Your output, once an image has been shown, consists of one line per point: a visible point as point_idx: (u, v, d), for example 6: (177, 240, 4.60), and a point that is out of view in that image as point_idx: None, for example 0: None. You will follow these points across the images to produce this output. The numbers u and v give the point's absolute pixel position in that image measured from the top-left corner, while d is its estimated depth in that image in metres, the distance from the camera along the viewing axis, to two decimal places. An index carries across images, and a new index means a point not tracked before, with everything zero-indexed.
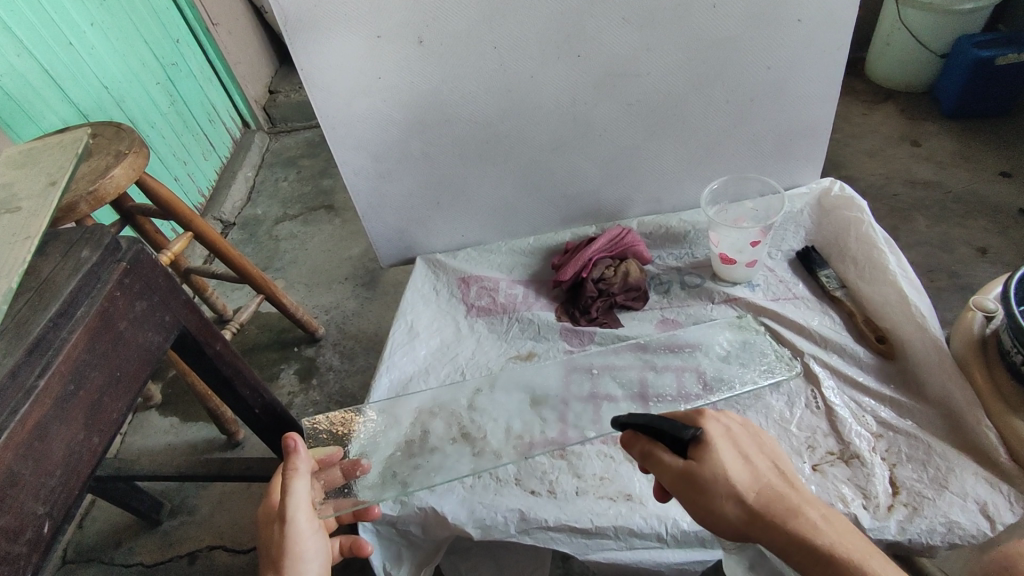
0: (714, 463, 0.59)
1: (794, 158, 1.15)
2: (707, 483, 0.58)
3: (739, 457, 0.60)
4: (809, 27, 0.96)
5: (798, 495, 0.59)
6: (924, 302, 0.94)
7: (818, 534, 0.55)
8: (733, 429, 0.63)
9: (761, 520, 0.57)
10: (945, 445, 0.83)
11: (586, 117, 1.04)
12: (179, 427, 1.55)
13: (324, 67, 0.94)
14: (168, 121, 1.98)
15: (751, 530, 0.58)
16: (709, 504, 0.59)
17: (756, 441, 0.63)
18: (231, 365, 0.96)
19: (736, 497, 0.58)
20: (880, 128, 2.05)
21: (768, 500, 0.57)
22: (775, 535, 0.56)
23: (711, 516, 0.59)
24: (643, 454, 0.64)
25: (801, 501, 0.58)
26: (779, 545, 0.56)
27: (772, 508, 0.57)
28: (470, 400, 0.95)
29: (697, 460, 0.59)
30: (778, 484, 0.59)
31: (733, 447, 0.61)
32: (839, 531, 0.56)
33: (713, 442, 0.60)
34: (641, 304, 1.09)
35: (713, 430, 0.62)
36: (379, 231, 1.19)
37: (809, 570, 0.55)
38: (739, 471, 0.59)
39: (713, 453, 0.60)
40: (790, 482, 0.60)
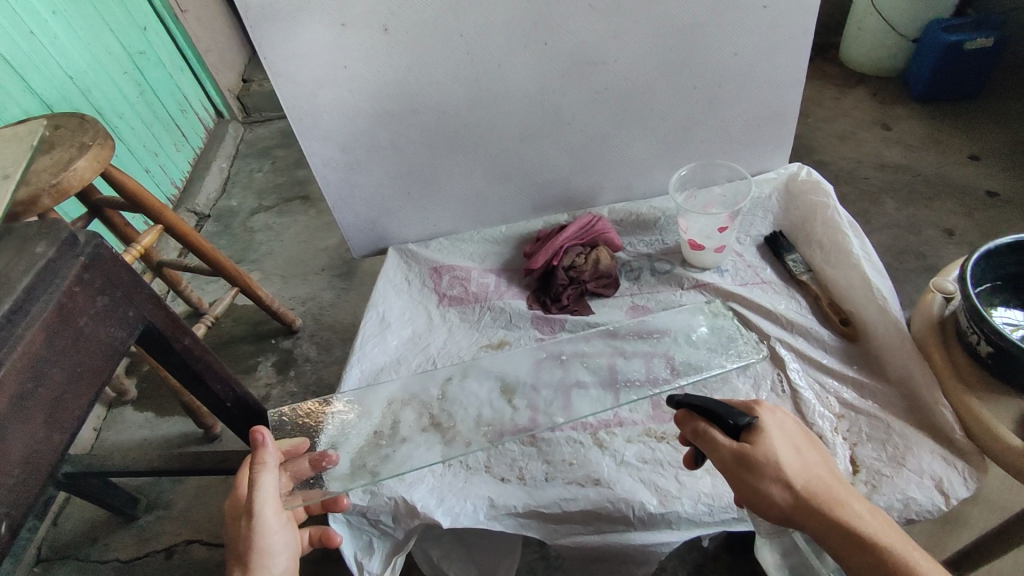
0: (770, 450, 0.62)
1: (762, 143, 1.16)
2: (763, 467, 0.61)
3: (791, 447, 0.64)
4: (775, 13, 0.96)
5: (842, 486, 0.62)
6: (886, 284, 0.96)
7: (861, 524, 0.59)
8: (785, 419, 0.66)
9: (809, 506, 0.60)
10: (903, 425, 0.85)
11: (555, 105, 1.04)
12: (155, 422, 1.54)
13: (290, 56, 0.92)
14: (137, 112, 1.94)
15: (796, 515, 0.61)
16: (760, 487, 0.62)
17: (804, 432, 0.67)
18: (200, 360, 0.95)
19: (787, 483, 0.61)
20: (852, 112, 2.07)
21: (817, 489, 0.61)
22: (821, 522, 0.60)
23: (760, 498, 0.62)
24: (696, 433, 0.67)
25: (845, 492, 0.62)
26: (822, 530, 0.60)
27: (820, 496, 0.61)
28: (441, 389, 0.96)
29: (754, 445, 0.63)
30: (825, 475, 0.63)
31: (786, 437, 0.64)
32: (879, 524, 0.60)
33: (770, 430, 0.64)
34: (611, 291, 1.09)
35: (770, 420, 0.65)
36: (350, 222, 1.18)
37: (848, 556, 0.59)
38: (793, 460, 0.62)
39: (770, 440, 0.63)
40: (834, 475, 0.64)
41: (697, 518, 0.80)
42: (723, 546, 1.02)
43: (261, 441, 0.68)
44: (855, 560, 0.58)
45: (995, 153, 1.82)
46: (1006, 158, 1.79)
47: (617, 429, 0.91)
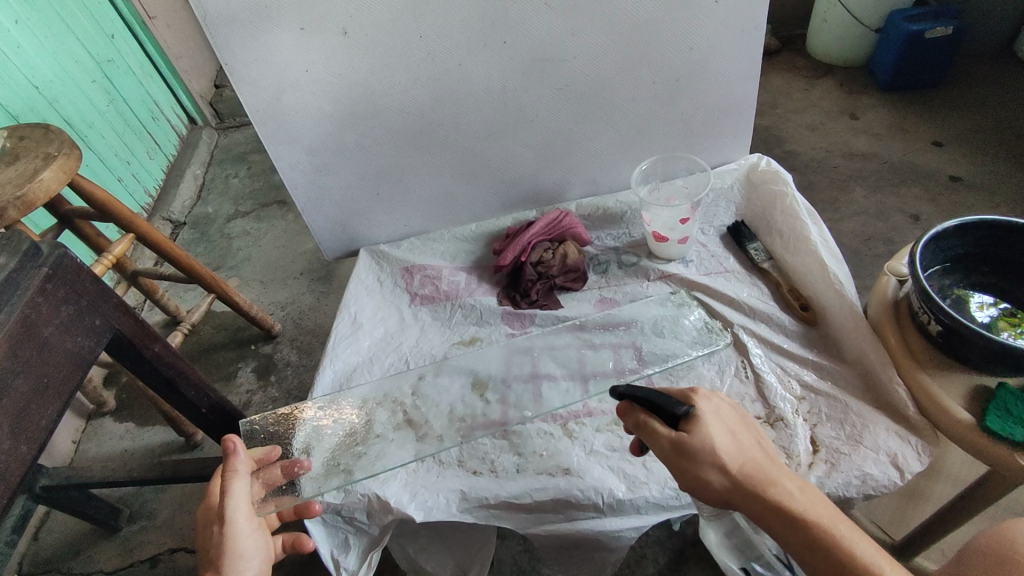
0: (706, 437, 0.63)
1: (723, 135, 1.18)
2: (699, 454, 0.63)
3: (726, 432, 0.65)
4: (726, 7, 0.99)
5: (776, 466, 0.64)
6: (842, 269, 0.99)
7: (793, 502, 0.61)
8: (721, 405, 0.68)
9: (744, 488, 0.62)
10: (860, 404, 0.89)
11: (517, 103, 1.05)
12: (135, 431, 1.53)
13: (251, 61, 0.92)
14: (107, 120, 1.93)
15: (732, 497, 0.63)
16: (698, 474, 0.63)
17: (740, 416, 0.68)
18: (172, 366, 0.96)
19: (723, 468, 0.63)
20: (820, 102, 2.11)
21: (752, 471, 0.63)
22: (756, 503, 0.62)
23: (698, 483, 0.63)
24: (638, 424, 0.68)
25: (778, 471, 0.63)
26: (757, 510, 0.62)
27: (753, 477, 0.63)
28: (414, 386, 0.98)
29: (691, 434, 0.64)
30: (759, 456, 0.64)
31: (722, 422, 0.66)
32: (812, 500, 0.62)
33: (705, 417, 0.65)
34: (579, 284, 1.11)
35: (706, 406, 0.66)
36: (321, 225, 1.19)
37: (783, 535, 0.61)
38: (728, 445, 0.64)
39: (706, 427, 0.64)
40: (768, 455, 0.66)
41: (665, 503, 0.83)
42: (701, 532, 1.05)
43: (232, 449, 0.70)
44: (790, 538, 0.61)
45: (957, 138, 1.87)
46: (968, 144, 1.84)
47: (586, 418, 0.93)
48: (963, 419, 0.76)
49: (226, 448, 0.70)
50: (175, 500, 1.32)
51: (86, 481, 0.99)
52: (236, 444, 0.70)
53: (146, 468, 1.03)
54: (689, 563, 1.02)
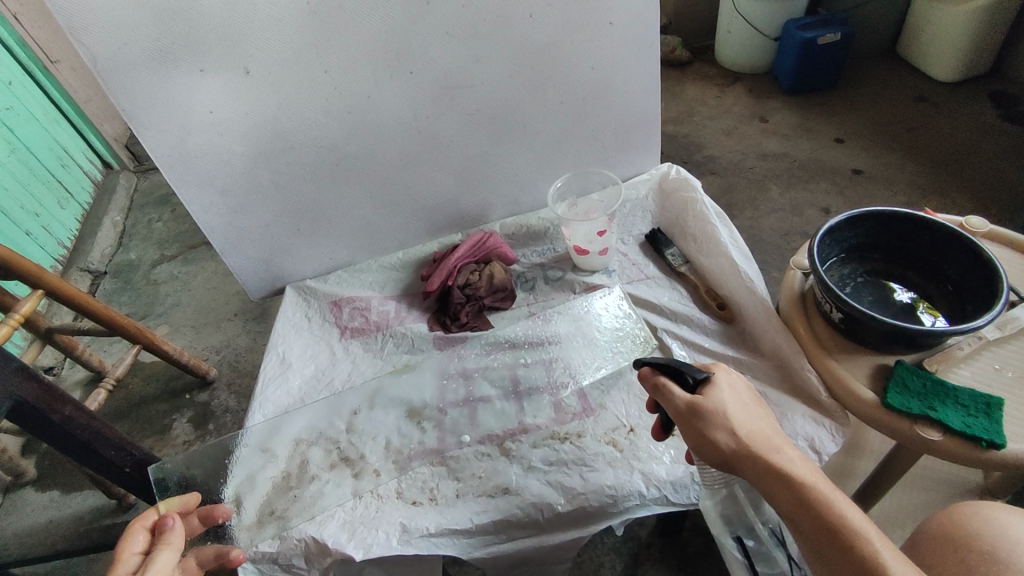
0: (718, 400, 0.68)
1: (634, 148, 1.23)
2: (710, 412, 0.67)
3: (740, 402, 0.69)
4: (621, 28, 1.04)
5: (781, 438, 0.66)
6: (751, 266, 1.04)
7: (792, 465, 0.63)
8: (738, 383, 0.72)
9: (748, 451, 0.65)
10: (778, 394, 0.93)
11: (431, 130, 1.07)
12: (60, 499, 1.44)
13: (151, 106, 0.90)
14: (10, 171, 1.83)
15: (735, 458, 0.65)
16: (705, 432, 0.67)
17: (756, 396, 0.72)
18: (87, 429, 0.91)
19: (730, 431, 0.66)
20: (732, 108, 2.23)
21: (755, 437, 0.66)
22: (755, 461, 0.64)
23: (704, 442, 0.67)
24: (657, 387, 0.73)
25: (781, 442, 0.66)
26: (756, 473, 0.64)
27: (758, 441, 0.65)
28: (348, 422, 0.97)
29: (705, 396, 0.69)
30: (767, 428, 0.67)
31: (738, 396, 0.70)
32: (810, 468, 0.63)
33: (720, 384, 0.70)
34: (508, 303, 1.12)
35: (723, 378, 0.71)
36: (242, 265, 1.15)
37: (773, 491, 0.62)
38: (739, 411, 0.68)
39: (719, 393, 0.69)
40: (774, 429, 0.68)
41: (604, 510, 0.83)
42: (654, 533, 1.07)
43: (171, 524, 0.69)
44: (781, 494, 0.62)
45: (857, 134, 2.00)
46: (866, 139, 1.98)
47: (522, 436, 0.93)
48: (868, 399, 0.80)
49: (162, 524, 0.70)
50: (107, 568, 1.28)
51: None
52: (177, 519, 0.70)
53: None
54: (646, 565, 1.04)
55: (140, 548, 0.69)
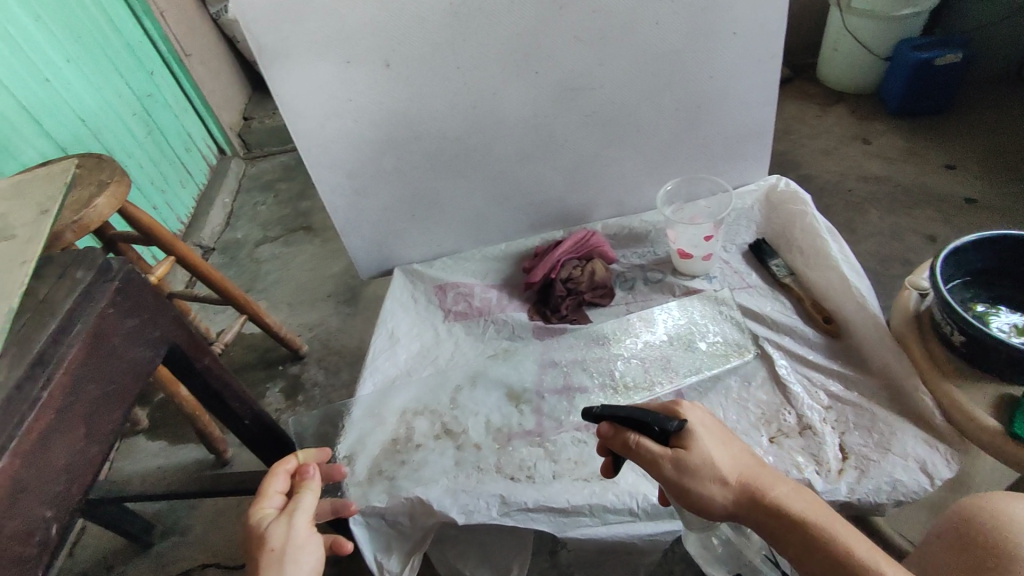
0: (698, 450, 0.68)
1: (743, 158, 1.24)
2: (695, 468, 0.68)
3: (716, 442, 0.70)
4: (745, 38, 1.05)
5: (772, 476, 0.68)
6: (863, 283, 1.03)
7: (790, 505, 0.65)
8: (706, 417, 0.73)
9: (744, 498, 0.67)
10: (887, 413, 0.90)
11: (547, 129, 1.11)
12: (167, 449, 1.60)
13: (301, 91, 0.99)
14: (145, 150, 2.03)
15: (731, 506, 0.68)
16: (695, 488, 0.68)
17: (727, 430, 0.73)
18: (219, 378, 1.01)
19: (720, 482, 0.67)
20: (832, 128, 2.16)
21: (746, 479, 0.68)
22: (754, 509, 0.66)
23: (698, 500, 0.68)
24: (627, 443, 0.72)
25: (773, 480, 0.68)
26: (760, 519, 0.66)
27: (749, 486, 0.67)
28: (451, 398, 1.02)
29: (684, 449, 0.68)
30: (750, 465, 0.69)
31: (713, 437, 0.71)
32: (807, 499, 0.66)
33: (694, 431, 0.70)
34: (607, 300, 1.15)
35: (694, 421, 0.71)
36: (358, 245, 1.24)
37: (777, 535, 0.65)
38: (721, 456, 0.69)
39: (695, 442, 0.69)
40: (757, 462, 0.71)
41: None
42: None
43: (311, 473, 0.77)
44: (785, 537, 0.64)
45: (971, 162, 1.90)
46: (980, 167, 1.88)
47: None
48: (991, 427, 0.78)
49: (303, 470, 0.78)
50: (204, 517, 1.43)
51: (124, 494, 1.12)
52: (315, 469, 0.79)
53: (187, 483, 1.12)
54: None
55: (282, 489, 0.77)
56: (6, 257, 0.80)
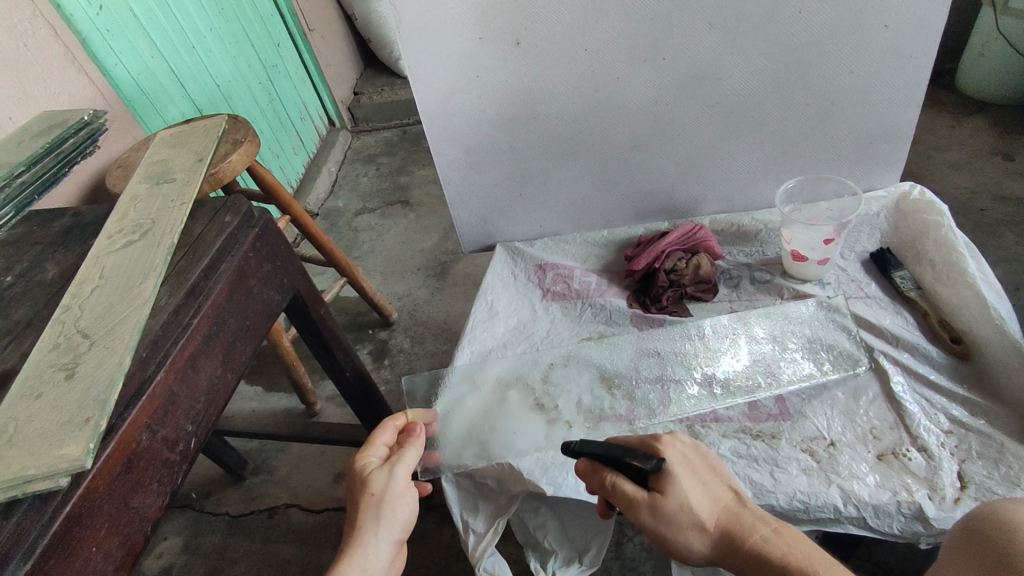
0: (677, 493, 0.67)
1: (873, 161, 1.17)
2: (674, 513, 0.67)
3: (694, 482, 0.70)
4: (894, 32, 0.98)
5: (753, 517, 0.67)
6: (1003, 305, 0.95)
7: (774, 550, 0.64)
8: (686, 453, 0.72)
9: (725, 543, 0.66)
10: (1018, 446, 0.84)
11: (667, 117, 1.10)
12: (263, 395, 1.74)
13: (430, 64, 1.03)
14: (266, 117, 2.18)
15: (713, 552, 0.67)
16: (675, 535, 0.67)
17: (707, 465, 0.72)
18: (330, 330, 1.07)
19: (699, 527, 0.66)
20: (968, 141, 1.98)
21: (727, 523, 0.67)
22: (738, 556, 0.65)
23: (679, 546, 0.67)
24: (604, 485, 0.71)
25: (753, 521, 0.67)
26: (743, 567, 0.65)
27: (730, 529, 0.66)
28: (545, 374, 1.04)
29: (662, 492, 0.67)
30: (730, 506, 0.68)
31: (690, 476, 0.70)
32: (790, 541, 0.65)
33: (672, 472, 0.69)
34: (710, 296, 1.13)
35: (672, 460, 0.70)
36: (463, 218, 1.28)
37: None
38: (699, 500, 0.68)
39: (673, 484, 0.68)
40: (737, 501, 0.69)
41: (793, 514, 0.81)
42: None
43: (418, 434, 0.80)
44: None
45: None
46: None
47: (713, 424, 0.94)
48: None
49: (410, 429, 0.82)
50: (291, 460, 1.54)
51: (230, 427, 1.28)
52: (421, 431, 0.81)
53: (279, 427, 1.27)
54: None
55: (387, 441, 0.80)
56: (166, 199, 0.88)
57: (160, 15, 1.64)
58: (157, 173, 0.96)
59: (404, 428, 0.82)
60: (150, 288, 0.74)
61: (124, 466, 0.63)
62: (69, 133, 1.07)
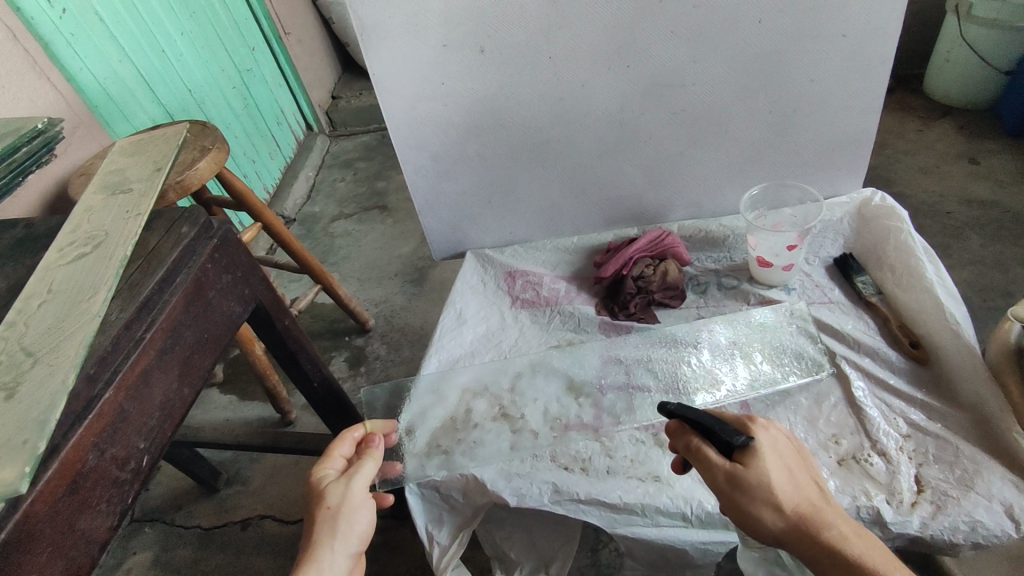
0: (761, 471, 0.66)
1: (837, 167, 1.19)
2: (752, 488, 0.65)
3: (782, 468, 0.68)
4: (853, 42, 1.00)
5: (832, 511, 0.65)
6: (959, 309, 0.96)
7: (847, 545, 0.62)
8: (780, 440, 0.70)
9: (797, 528, 0.64)
10: (973, 450, 0.85)
11: (632, 124, 1.10)
12: (237, 405, 1.71)
13: (395, 72, 1.02)
14: (241, 123, 2.15)
15: (782, 533, 0.65)
16: (748, 508, 0.66)
17: (798, 456, 0.70)
18: (296, 341, 1.06)
19: (776, 507, 0.65)
20: (936, 145, 2.02)
21: (805, 512, 0.65)
22: (807, 542, 0.63)
23: (748, 518, 0.66)
24: (690, 448, 0.71)
25: (832, 515, 0.65)
26: (810, 555, 0.63)
27: (806, 517, 0.64)
28: (511, 383, 1.03)
29: (746, 467, 0.66)
30: (812, 497, 0.66)
31: (779, 460, 0.68)
32: (865, 543, 0.63)
33: (761, 450, 0.67)
34: (677, 302, 1.14)
35: (763, 440, 0.69)
36: (434, 226, 1.27)
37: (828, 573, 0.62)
38: (785, 484, 0.66)
39: (760, 461, 0.67)
40: (822, 496, 0.67)
41: None
42: None
43: (376, 444, 0.79)
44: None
45: None
46: None
47: None
48: None
49: (369, 440, 0.81)
50: (264, 470, 1.51)
51: (200, 438, 1.24)
52: (379, 441, 0.80)
53: (247, 436, 1.23)
54: None
55: (345, 453, 0.79)
56: (122, 210, 0.86)
57: (127, 19, 1.61)
58: (114, 184, 0.94)
59: (363, 439, 0.82)
60: (99, 302, 0.71)
61: (69, 486, 0.61)
62: (22, 142, 1.04)
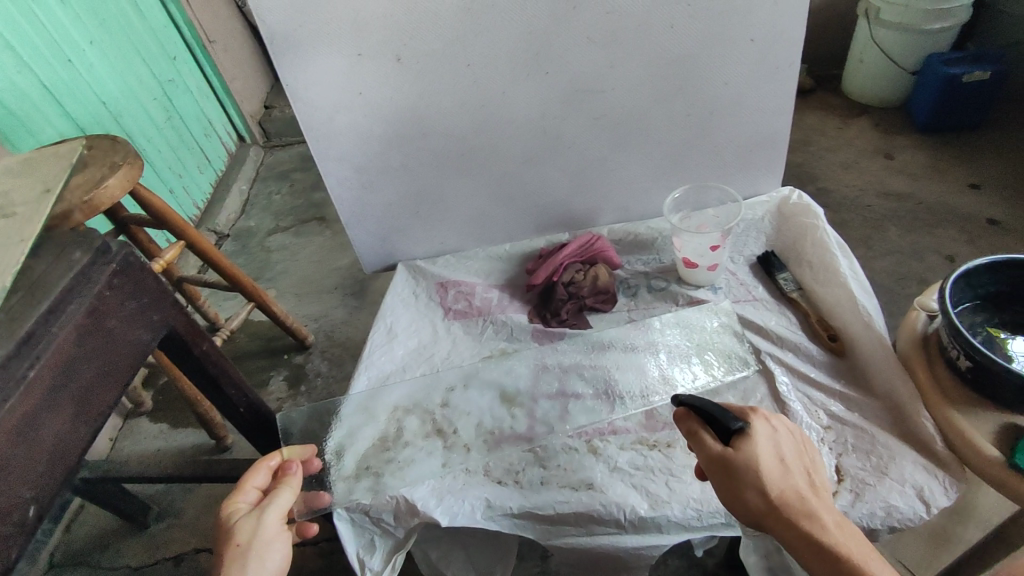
0: (753, 456, 0.65)
1: (756, 167, 1.22)
2: (741, 471, 0.65)
3: (777, 457, 0.66)
4: (762, 45, 1.03)
5: (821, 501, 0.64)
6: (870, 301, 1.01)
7: (829, 535, 0.60)
8: (782, 430, 0.69)
9: (781, 514, 0.63)
10: (888, 437, 0.88)
11: (555, 131, 1.10)
12: (168, 433, 1.61)
13: (309, 81, 0.98)
14: (164, 136, 2.04)
15: (765, 518, 0.64)
16: (735, 490, 0.65)
17: (799, 447, 0.68)
18: (217, 364, 0.97)
19: (763, 491, 0.63)
20: (855, 141, 2.12)
21: (792, 499, 0.63)
22: (788, 527, 0.62)
23: (735, 500, 0.65)
24: (690, 431, 0.71)
25: (820, 505, 0.63)
26: (791, 541, 0.62)
27: (793, 505, 0.63)
28: (444, 398, 1.01)
29: (739, 451, 0.65)
30: (804, 487, 0.64)
31: (776, 449, 0.67)
32: (848, 535, 0.61)
33: (756, 437, 0.66)
34: (609, 306, 1.14)
35: (760, 428, 0.67)
36: (363, 239, 1.23)
37: (809, 561, 0.61)
38: (776, 470, 0.64)
39: (755, 447, 0.66)
40: (816, 487, 0.65)
41: (688, 523, 0.82)
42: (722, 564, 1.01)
43: (293, 470, 0.76)
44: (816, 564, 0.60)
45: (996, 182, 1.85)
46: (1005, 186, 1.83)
47: (610, 436, 0.94)
48: (992, 457, 0.76)
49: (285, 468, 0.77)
50: (198, 500, 1.43)
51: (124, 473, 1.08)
52: (296, 467, 0.77)
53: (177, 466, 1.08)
54: None
55: (260, 484, 0.75)
56: (4, 235, 0.79)
57: (26, 28, 1.50)
58: None
59: (280, 467, 0.78)
60: None
61: None
62: None
